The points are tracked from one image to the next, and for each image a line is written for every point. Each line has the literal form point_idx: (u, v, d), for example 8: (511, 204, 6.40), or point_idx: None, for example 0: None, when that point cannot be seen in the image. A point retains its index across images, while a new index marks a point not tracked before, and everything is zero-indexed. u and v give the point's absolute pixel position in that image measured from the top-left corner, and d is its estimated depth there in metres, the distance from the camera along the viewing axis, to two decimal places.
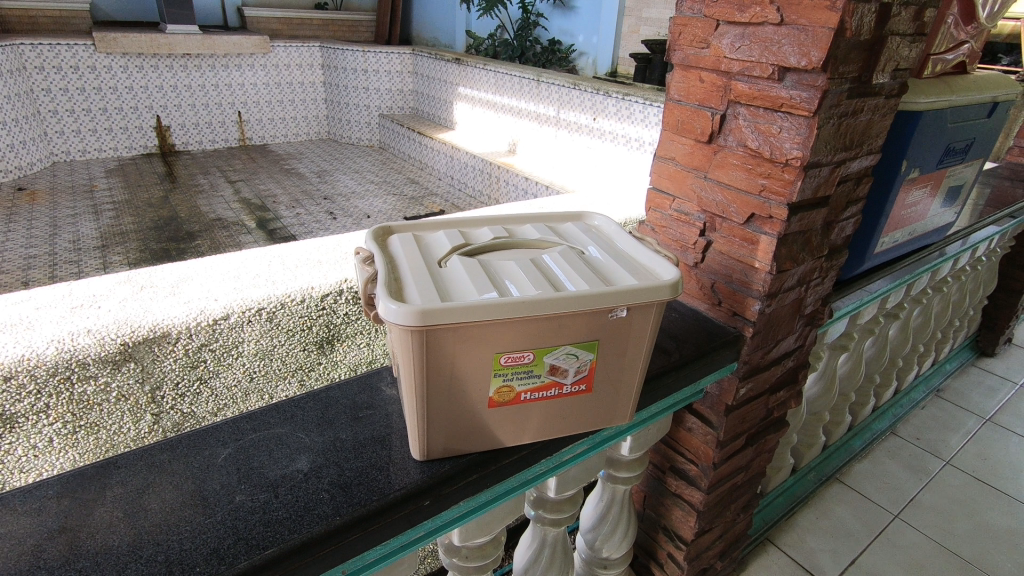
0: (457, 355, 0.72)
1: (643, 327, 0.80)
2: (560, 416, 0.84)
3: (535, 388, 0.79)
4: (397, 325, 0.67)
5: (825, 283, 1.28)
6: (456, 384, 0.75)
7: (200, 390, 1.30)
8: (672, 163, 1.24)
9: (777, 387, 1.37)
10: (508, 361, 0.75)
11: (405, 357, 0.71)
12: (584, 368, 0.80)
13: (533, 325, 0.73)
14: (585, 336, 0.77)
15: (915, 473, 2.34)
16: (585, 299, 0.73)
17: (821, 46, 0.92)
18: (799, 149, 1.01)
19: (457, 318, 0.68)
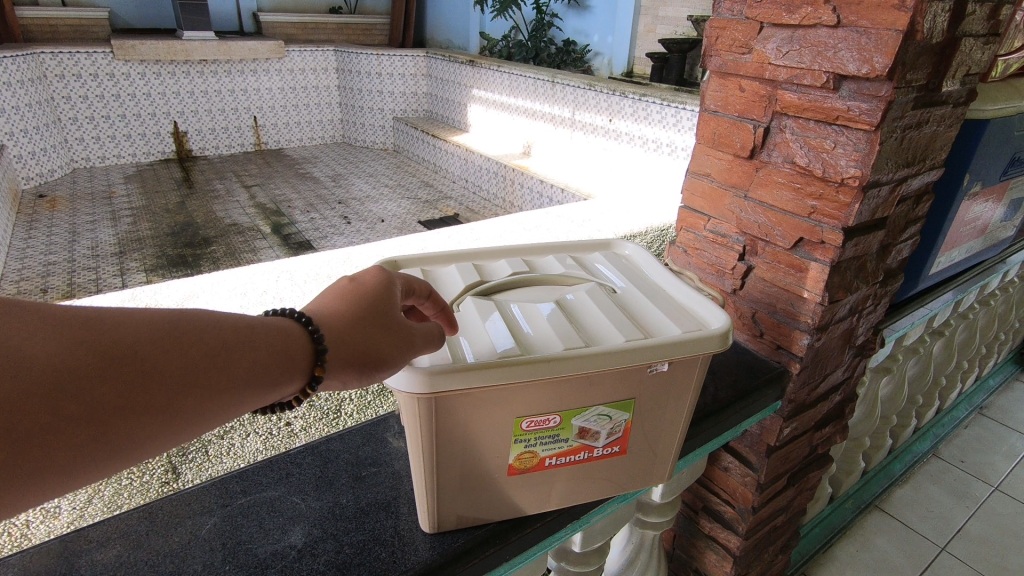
0: (472, 421, 0.62)
1: (687, 381, 0.69)
2: (588, 480, 0.73)
3: (562, 453, 0.68)
4: (398, 390, 0.57)
5: (878, 310, 1.16)
6: (471, 453, 0.64)
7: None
8: (707, 180, 1.12)
9: (822, 423, 1.25)
10: (530, 425, 0.65)
11: (410, 425, 0.61)
12: (618, 430, 0.70)
13: (560, 385, 0.62)
14: (620, 395, 0.66)
15: (961, 500, 2.19)
16: (622, 354, 0.62)
17: (886, 50, 0.80)
18: (857, 167, 0.89)
19: (470, 382, 0.57)
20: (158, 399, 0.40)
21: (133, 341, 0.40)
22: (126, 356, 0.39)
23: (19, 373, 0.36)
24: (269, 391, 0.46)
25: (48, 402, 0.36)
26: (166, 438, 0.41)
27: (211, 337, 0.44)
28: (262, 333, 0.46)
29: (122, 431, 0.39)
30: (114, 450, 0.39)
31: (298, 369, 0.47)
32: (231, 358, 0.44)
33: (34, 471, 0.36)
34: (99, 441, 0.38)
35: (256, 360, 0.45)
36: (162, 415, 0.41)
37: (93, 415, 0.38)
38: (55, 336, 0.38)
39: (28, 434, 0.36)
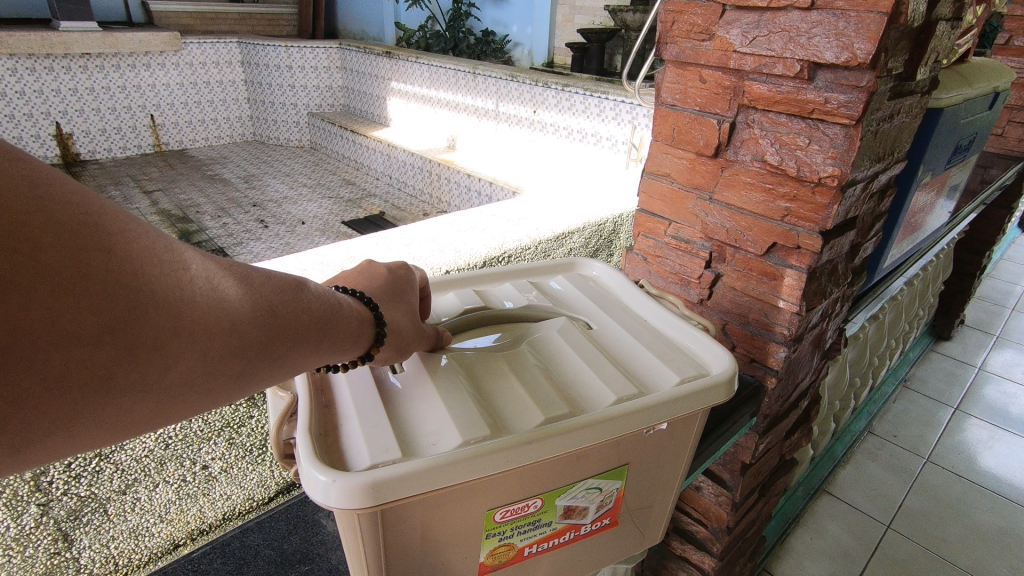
0: (432, 525, 0.48)
1: (685, 435, 0.59)
2: (574, 561, 0.61)
3: (544, 539, 0.56)
4: (329, 507, 0.43)
5: (843, 311, 1.11)
6: (433, 561, 0.50)
7: (100, 468, 0.86)
8: (667, 182, 1.02)
9: (792, 431, 1.20)
10: (505, 516, 0.52)
11: (349, 542, 0.46)
12: (609, 502, 0.58)
13: (542, 467, 0.50)
14: (612, 464, 0.55)
15: (898, 475, 2.26)
16: (615, 422, 0.51)
17: (869, 36, 0.71)
18: (834, 165, 0.80)
19: (429, 485, 0.44)
20: (268, 360, 0.43)
21: (263, 300, 0.43)
22: (261, 310, 0.42)
23: (189, 310, 0.38)
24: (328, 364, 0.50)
25: (205, 340, 0.39)
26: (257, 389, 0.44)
27: (316, 306, 0.47)
28: (348, 310, 0.49)
29: (232, 380, 0.42)
30: (218, 394, 0.42)
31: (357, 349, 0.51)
32: (330, 331, 0.47)
33: (162, 397, 0.38)
34: (216, 384, 0.41)
35: (340, 334, 0.48)
36: (264, 371, 0.44)
37: (225, 361, 0.41)
38: (219, 281, 0.40)
39: (177, 368, 0.38)
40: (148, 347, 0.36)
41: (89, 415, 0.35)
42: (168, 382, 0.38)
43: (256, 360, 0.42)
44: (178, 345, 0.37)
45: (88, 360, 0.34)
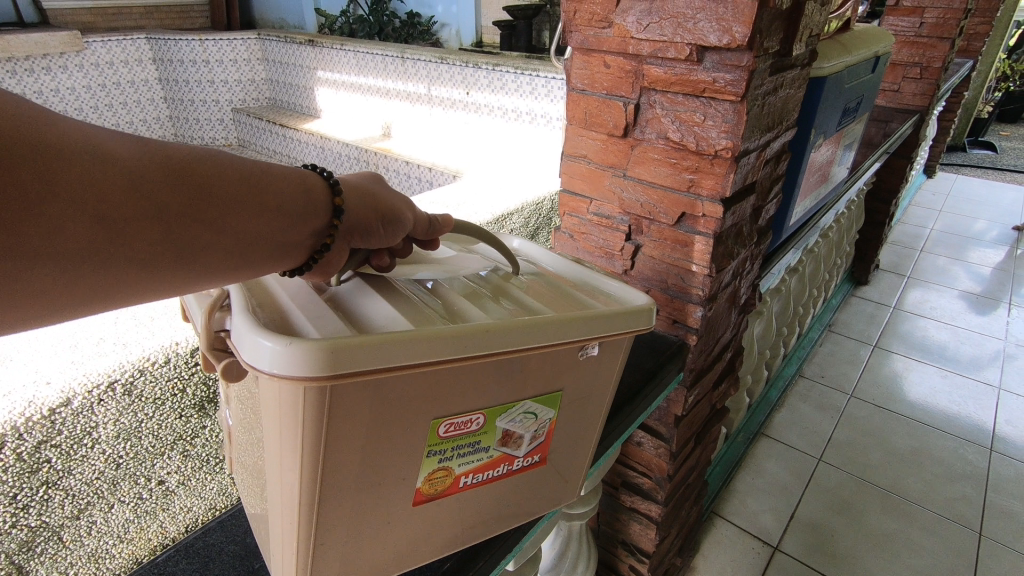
0: (380, 422, 0.52)
1: (608, 364, 0.73)
2: (504, 492, 0.73)
3: (481, 467, 0.66)
4: (279, 373, 0.44)
5: (755, 268, 1.22)
6: (375, 472, 0.56)
7: (50, 496, 0.86)
8: (585, 162, 1.09)
9: (718, 382, 1.31)
10: (448, 432, 0.59)
11: (293, 433, 0.49)
12: (537, 431, 0.69)
13: (488, 371, 0.58)
14: (545, 385, 0.66)
15: (827, 412, 2.47)
16: (557, 328, 0.60)
17: (744, 20, 0.79)
18: (727, 138, 0.89)
19: (389, 361, 0.48)
20: (195, 225, 0.45)
21: (170, 164, 0.44)
22: (167, 176, 0.44)
23: (77, 167, 0.40)
24: (291, 246, 0.53)
25: (93, 202, 0.41)
26: (198, 261, 0.47)
27: (243, 172, 0.49)
28: (290, 182, 0.52)
29: (154, 248, 0.44)
30: (150, 262, 0.44)
31: (320, 220, 0.54)
32: (264, 200, 0.50)
33: (76, 261, 0.41)
34: (131, 251, 0.43)
35: (286, 201, 0.51)
36: (197, 236, 0.46)
37: (132, 224, 0.42)
38: (112, 148, 0.42)
39: (69, 231, 0.40)
40: (26, 206, 0.38)
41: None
42: (68, 247, 0.41)
43: (176, 224, 0.45)
44: (61, 205, 0.40)
45: None
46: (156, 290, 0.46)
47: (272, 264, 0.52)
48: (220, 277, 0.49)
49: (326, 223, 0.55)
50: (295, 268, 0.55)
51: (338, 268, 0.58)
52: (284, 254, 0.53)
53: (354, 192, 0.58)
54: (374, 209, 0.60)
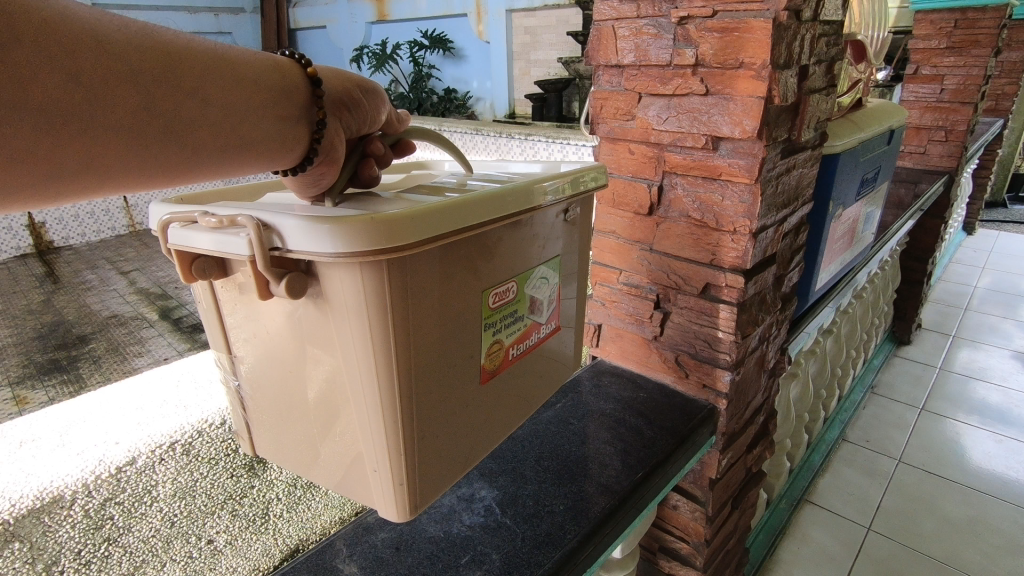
0: (444, 297, 0.60)
1: (588, 225, 0.86)
2: (534, 368, 0.82)
3: (521, 336, 0.75)
4: (353, 247, 0.49)
5: (781, 333, 1.27)
6: (449, 354, 0.63)
7: (109, 553, 0.82)
8: (613, 237, 1.18)
9: (752, 445, 1.34)
10: (496, 302, 0.68)
11: (384, 320, 0.54)
12: (551, 297, 0.81)
13: (509, 235, 0.67)
14: (549, 253, 0.77)
15: (874, 478, 2.39)
16: (552, 189, 0.70)
17: (753, 114, 0.89)
18: (744, 217, 0.97)
19: (449, 226, 0.54)
20: (177, 95, 0.47)
21: (147, 35, 0.45)
22: (145, 44, 0.45)
23: (49, 29, 0.41)
24: (284, 130, 0.55)
25: (69, 59, 0.42)
26: (178, 134, 0.48)
27: (215, 50, 0.50)
28: (265, 63, 0.54)
29: (133, 112, 0.45)
30: (131, 128, 0.45)
31: (302, 93, 0.56)
32: (244, 82, 0.52)
33: (50, 118, 0.42)
34: (113, 113, 0.44)
35: (260, 78, 0.53)
36: (180, 108, 0.48)
37: (108, 83, 0.44)
38: (84, 14, 0.43)
39: (42, 81, 0.41)
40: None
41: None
42: (44, 100, 0.41)
43: (157, 89, 0.46)
44: (35, 58, 0.41)
45: None
46: (134, 164, 0.47)
47: (260, 153, 0.54)
48: (200, 157, 0.50)
49: (309, 98, 0.56)
50: (300, 161, 0.57)
51: (339, 154, 0.60)
52: (276, 139, 0.54)
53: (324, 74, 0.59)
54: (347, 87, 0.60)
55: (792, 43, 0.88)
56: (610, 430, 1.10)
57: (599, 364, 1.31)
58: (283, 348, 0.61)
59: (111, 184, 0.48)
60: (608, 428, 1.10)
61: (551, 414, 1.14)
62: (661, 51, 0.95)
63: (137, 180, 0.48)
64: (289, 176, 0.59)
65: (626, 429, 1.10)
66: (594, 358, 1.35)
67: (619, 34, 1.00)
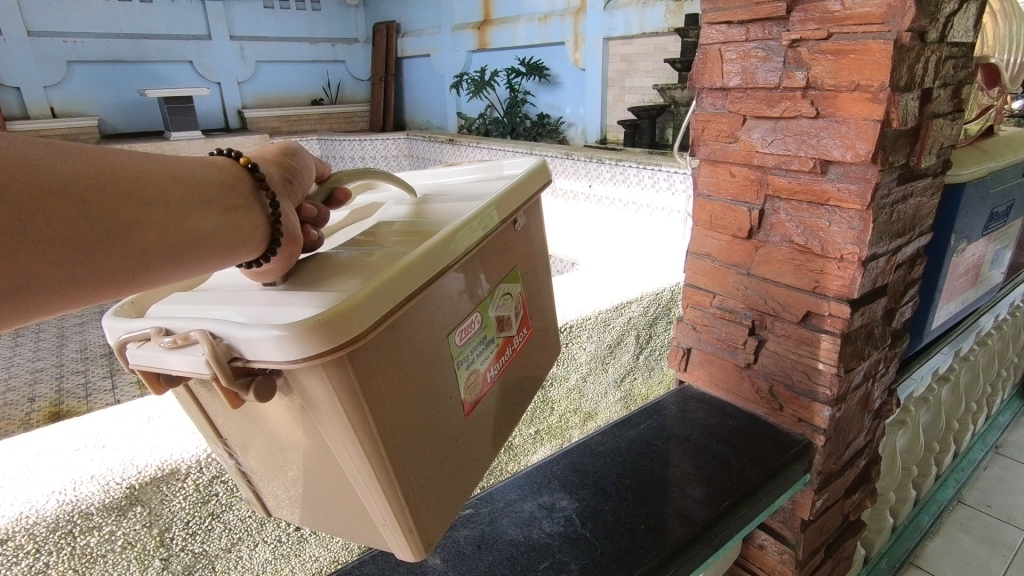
0: (411, 356, 0.57)
1: (538, 225, 0.85)
2: (514, 383, 0.81)
3: (495, 358, 0.73)
4: (305, 353, 0.46)
5: (890, 371, 1.20)
6: (429, 410, 0.61)
7: (213, 526, 0.95)
8: (709, 260, 1.17)
9: (851, 489, 1.26)
10: (462, 339, 0.66)
11: (357, 409, 0.51)
12: (517, 308, 0.80)
13: (463, 270, 0.65)
14: (505, 268, 0.75)
15: (996, 548, 2.13)
16: (495, 209, 0.69)
17: (867, 138, 0.86)
18: (853, 243, 0.93)
19: (396, 295, 0.52)
20: (116, 202, 0.44)
21: (77, 152, 0.43)
22: (74, 159, 0.43)
23: None
24: (240, 221, 0.51)
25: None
26: (123, 240, 0.44)
27: (156, 160, 0.48)
28: (205, 165, 0.51)
29: (64, 224, 0.41)
30: (68, 240, 0.42)
31: (246, 184, 0.52)
32: (190, 185, 0.49)
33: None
34: (42, 227, 0.41)
35: (203, 179, 0.50)
36: (122, 212, 0.44)
37: (33, 198, 0.40)
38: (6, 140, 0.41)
39: None
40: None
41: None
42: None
43: (88, 198, 0.42)
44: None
45: None
46: (77, 276, 0.42)
47: (217, 249, 0.49)
48: (149, 266, 0.46)
49: (253, 185, 0.53)
50: (267, 246, 0.53)
51: (298, 231, 0.56)
52: (232, 232, 0.50)
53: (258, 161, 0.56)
54: (279, 164, 0.58)
55: (915, 64, 0.84)
56: (694, 457, 1.07)
57: (687, 389, 1.28)
58: (273, 439, 0.59)
59: (48, 308, 0.43)
60: (692, 455, 1.07)
61: (635, 434, 1.13)
62: (770, 73, 0.95)
63: (89, 294, 0.44)
64: (252, 269, 0.54)
65: (711, 457, 1.07)
66: (682, 382, 1.33)
67: (726, 56, 1.00)
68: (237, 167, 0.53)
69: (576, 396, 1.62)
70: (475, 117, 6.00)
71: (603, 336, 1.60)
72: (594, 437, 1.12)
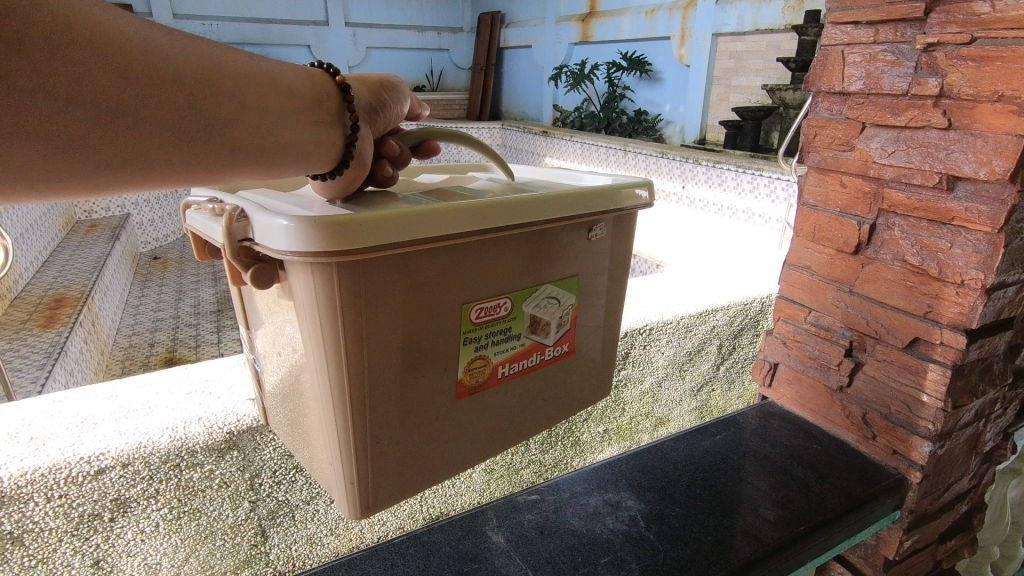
0: (409, 307, 0.57)
1: (618, 247, 0.78)
2: (540, 394, 0.76)
3: (514, 355, 0.70)
4: (300, 247, 0.49)
5: (1007, 414, 1.09)
6: (418, 366, 0.61)
7: (296, 478, 1.04)
8: (808, 273, 1.10)
9: (947, 535, 1.16)
10: (481, 317, 0.64)
11: (331, 321, 0.53)
12: (563, 319, 0.74)
13: (500, 251, 0.62)
14: (559, 271, 0.70)
15: None
16: (558, 204, 0.65)
17: (1007, 154, 0.78)
18: (978, 269, 0.85)
19: (403, 237, 0.52)
20: (220, 98, 0.49)
21: (190, 47, 0.47)
22: (188, 52, 0.47)
23: (115, 34, 0.43)
24: (318, 136, 0.56)
25: (117, 56, 0.43)
26: (216, 132, 0.50)
27: (257, 65, 0.52)
28: (300, 74, 0.56)
29: (178, 111, 0.47)
30: (175, 125, 0.47)
31: (334, 100, 0.57)
32: (284, 94, 0.54)
33: (100, 112, 0.44)
34: (158, 112, 0.46)
35: (296, 89, 0.55)
36: (222, 109, 0.49)
37: (156, 85, 0.45)
38: (140, 26, 0.45)
39: (100, 82, 0.43)
40: (47, 47, 0.41)
41: (21, 121, 0.42)
42: (92, 91, 0.43)
43: (199, 92, 0.48)
44: (83, 53, 0.42)
45: (22, 69, 0.41)
46: (177, 158, 0.48)
47: (292, 155, 0.55)
48: (238, 158, 0.52)
49: (340, 104, 0.57)
50: (336, 165, 0.59)
51: (368, 157, 0.61)
52: (309, 143, 0.55)
53: (352, 83, 0.61)
54: (373, 95, 0.63)
55: None
56: (770, 477, 1.03)
57: (769, 405, 1.23)
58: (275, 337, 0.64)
59: (152, 179, 0.49)
60: (769, 474, 1.03)
61: (710, 444, 1.10)
62: (898, 79, 0.88)
63: (180, 172, 0.50)
64: (322, 180, 0.61)
65: (790, 478, 1.03)
66: (764, 398, 1.27)
67: (849, 59, 0.94)
68: (331, 83, 0.58)
69: (649, 399, 1.59)
70: (571, 110, 5.95)
71: (683, 342, 1.57)
72: (666, 442, 1.11)
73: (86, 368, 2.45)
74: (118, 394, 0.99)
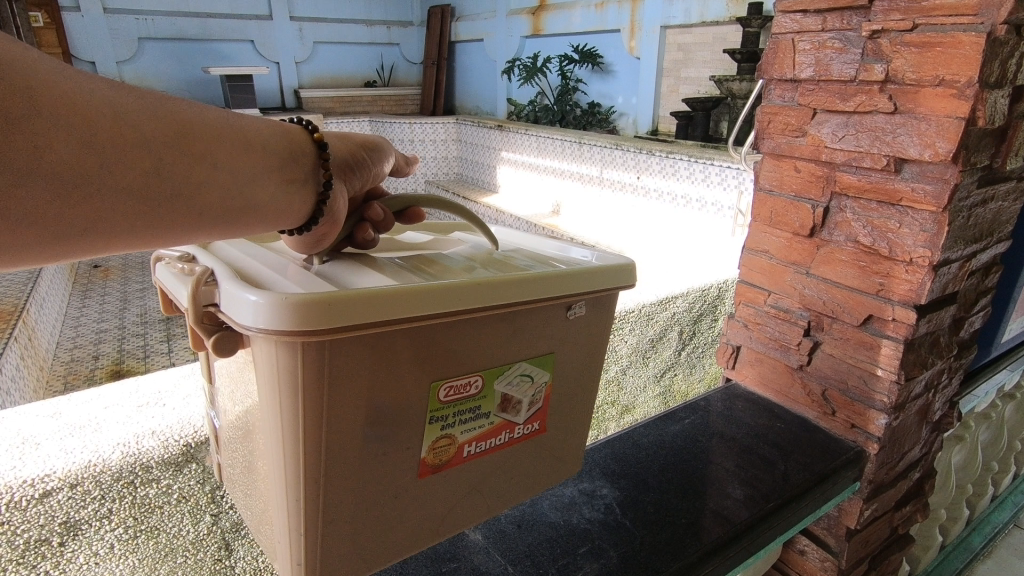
0: (373, 387, 0.53)
1: (600, 331, 0.70)
2: (508, 472, 0.69)
3: (481, 436, 0.63)
4: (270, 325, 0.46)
5: (953, 384, 1.15)
6: (380, 447, 0.56)
7: None
8: (766, 257, 1.13)
9: (901, 502, 1.22)
10: (449, 395, 0.58)
11: (292, 398, 0.50)
12: (537, 398, 0.67)
13: (474, 331, 0.57)
14: (538, 348, 0.64)
15: None
16: (540, 284, 0.59)
17: (948, 136, 0.82)
18: (925, 246, 0.89)
19: (374, 318, 0.48)
20: (189, 161, 0.45)
21: (160, 107, 0.44)
22: (158, 114, 0.44)
23: (76, 99, 0.40)
24: (291, 196, 0.52)
25: (79, 126, 0.40)
26: (188, 199, 0.46)
27: (231, 121, 0.49)
28: (276, 132, 0.53)
29: (141, 176, 0.43)
30: (138, 191, 0.43)
31: (309, 157, 0.54)
32: (260, 151, 0.50)
33: (56, 181, 0.40)
34: (120, 177, 0.42)
35: (270, 147, 0.51)
36: (192, 172, 0.45)
37: (117, 149, 0.41)
38: (102, 88, 0.42)
39: (55, 150, 0.39)
40: (3, 123, 0.37)
41: None
42: (49, 164, 0.39)
43: (166, 155, 0.44)
44: (44, 126, 0.39)
45: None
46: (143, 227, 0.44)
47: (266, 217, 0.51)
48: (209, 221, 0.48)
49: (315, 160, 0.55)
50: (303, 221, 0.55)
51: (341, 214, 0.58)
52: (282, 204, 0.52)
53: (329, 139, 0.58)
54: (352, 152, 0.60)
55: (1008, 59, 0.80)
56: (738, 457, 1.05)
57: (733, 388, 1.26)
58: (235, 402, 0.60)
59: (118, 248, 0.45)
60: (736, 454, 1.06)
61: (678, 429, 1.12)
62: (845, 66, 0.91)
63: (147, 241, 0.45)
64: (292, 235, 0.58)
65: (757, 458, 1.05)
66: (728, 381, 1.30)
67: (799, 47, 0.97)
68: (308, 139, 0.55)
69: (615, 387, 1.61)
70: (525, 104, 5.94)
71: (645, 330, 1.59)
72: (637, 428, 1.12)
73: (24, 386, 2.31)
74: (62, 411, 0.93)
